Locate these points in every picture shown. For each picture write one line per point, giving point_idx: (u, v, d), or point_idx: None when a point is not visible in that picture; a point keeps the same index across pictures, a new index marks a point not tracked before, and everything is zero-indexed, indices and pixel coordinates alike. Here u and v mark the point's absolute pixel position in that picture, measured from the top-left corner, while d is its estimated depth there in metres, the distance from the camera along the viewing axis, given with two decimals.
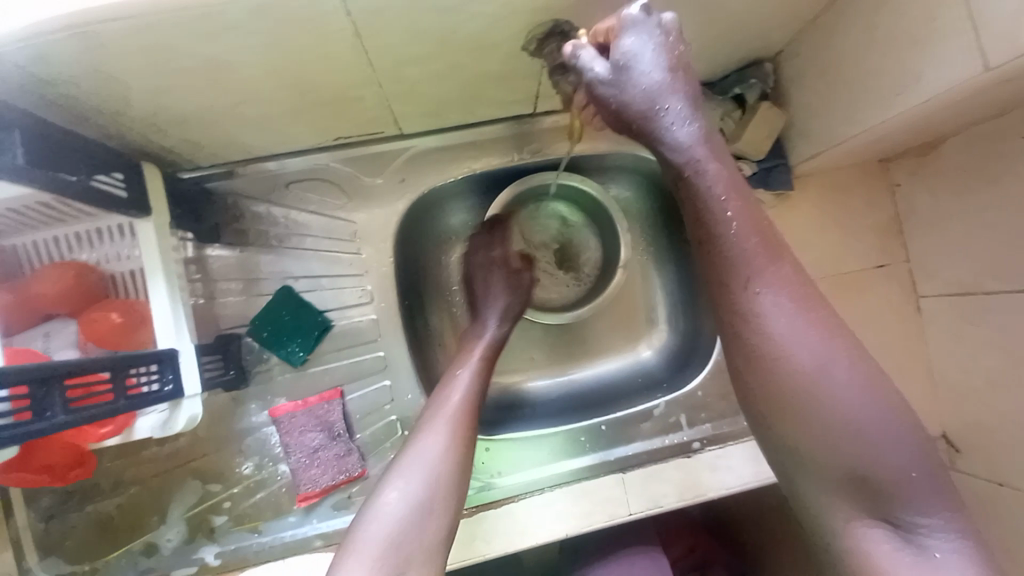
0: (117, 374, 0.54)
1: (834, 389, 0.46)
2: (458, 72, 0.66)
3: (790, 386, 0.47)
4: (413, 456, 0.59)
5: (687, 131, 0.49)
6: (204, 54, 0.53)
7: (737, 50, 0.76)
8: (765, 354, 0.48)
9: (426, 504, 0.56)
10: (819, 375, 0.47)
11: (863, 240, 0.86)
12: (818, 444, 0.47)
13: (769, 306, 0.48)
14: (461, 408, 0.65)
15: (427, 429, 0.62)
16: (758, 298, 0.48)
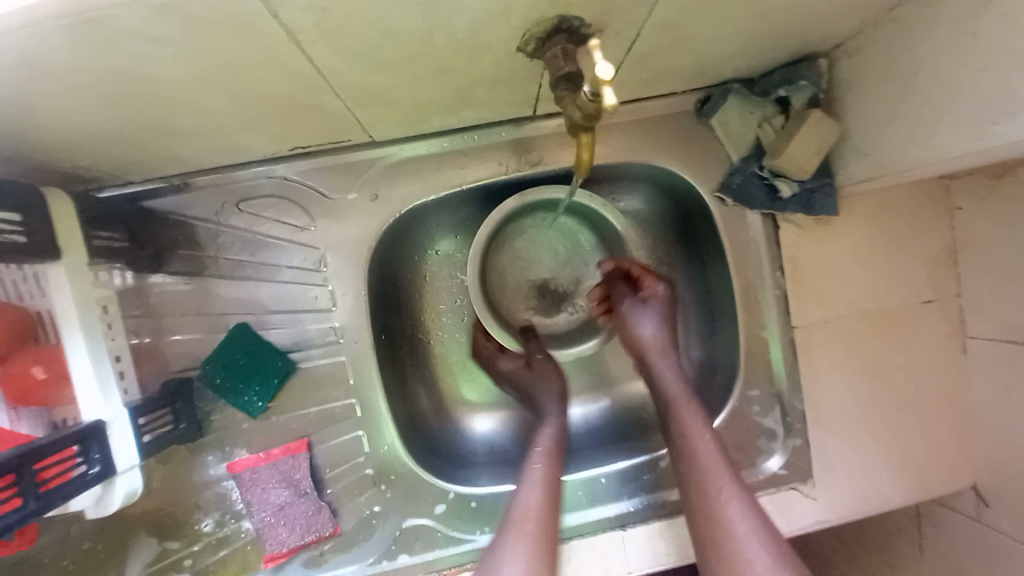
0: (24, 473, 0.46)
1: (738, 516, 0.56)
2: (442, 77, 0.52)
3: (732, 550, 0.54)
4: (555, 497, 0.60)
5: (671, 375, 0.68)
6: (95, 71, 0.39)
7: (789, 45, 0.62)
8: (688, 465, 0.60)
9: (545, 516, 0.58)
10: (741, 545, 0.54)
11: (912, 271, 0.73)
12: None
13: (728, 492, 0.57)
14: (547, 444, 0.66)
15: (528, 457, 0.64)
16: (723, 498, 0.57)
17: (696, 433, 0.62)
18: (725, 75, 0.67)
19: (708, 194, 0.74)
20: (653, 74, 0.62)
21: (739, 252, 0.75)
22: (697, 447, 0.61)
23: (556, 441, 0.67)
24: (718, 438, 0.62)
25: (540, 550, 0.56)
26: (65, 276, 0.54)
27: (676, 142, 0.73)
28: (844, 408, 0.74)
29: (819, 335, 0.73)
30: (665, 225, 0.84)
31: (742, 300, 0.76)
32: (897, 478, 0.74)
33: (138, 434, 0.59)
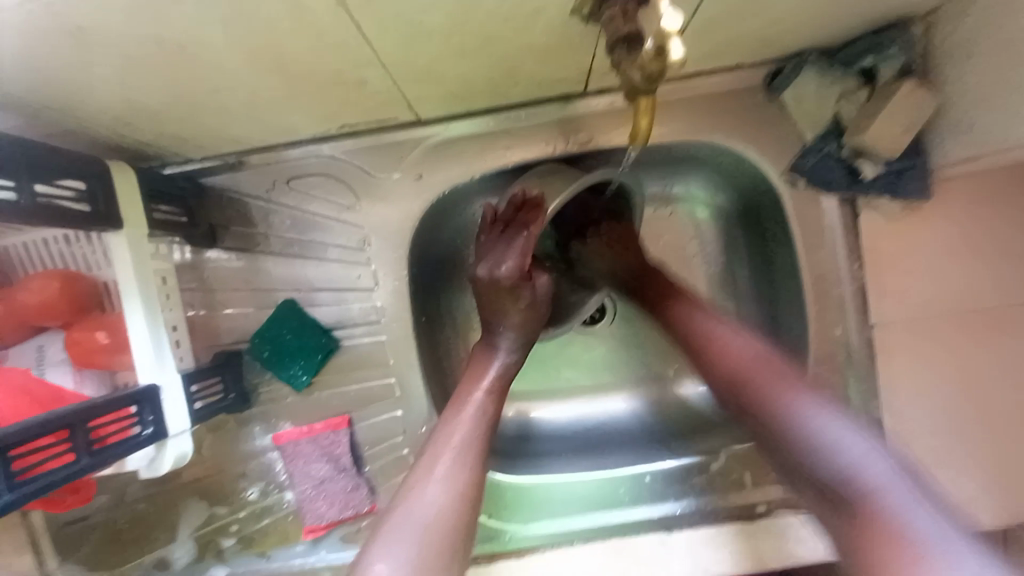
0: (77, 429, 0.48)
1: (871, 464, 0.55)
2: (490, 46, 0.49)
3: (835, 466, 0.56)
4: (418, 498, 0.54)
5: (740, 343, 0.67)
6: (153, 38, 0.40)
7: (880, 7, 0.55)
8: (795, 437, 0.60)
9: (449, 526, 0.53)
10: (864, 466, 0.55)
11: (1018, 268, 0.64)
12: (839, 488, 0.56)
13: (793, 402, 0.61)
14: (469, 439, 0.58)
15: (445, 450, 0.57)
16: (795, 411, 0.61)
17: (779, 387, 0.63)
18: (802, 43, 0.60)
19: (775, 174, 0.67)
20: (719, 43, 0.57)
21: (811, 243, 0.68)
22: (773, 397, 0.62)
23: (500, 378, 0.64)
24: (798, 390, 0.62)
25: (450, 514, 0.54)
26: (125, 247, 0.56)
27: (743, 120, 0.67)
28: (924, 419, 0.66)
29: (897, 337, 0.66)
30: (721, 211, 0.78)
31: (811, 295, 0.69)
32: (983, 499, 0.66)
33: (190, 402, 0.62)
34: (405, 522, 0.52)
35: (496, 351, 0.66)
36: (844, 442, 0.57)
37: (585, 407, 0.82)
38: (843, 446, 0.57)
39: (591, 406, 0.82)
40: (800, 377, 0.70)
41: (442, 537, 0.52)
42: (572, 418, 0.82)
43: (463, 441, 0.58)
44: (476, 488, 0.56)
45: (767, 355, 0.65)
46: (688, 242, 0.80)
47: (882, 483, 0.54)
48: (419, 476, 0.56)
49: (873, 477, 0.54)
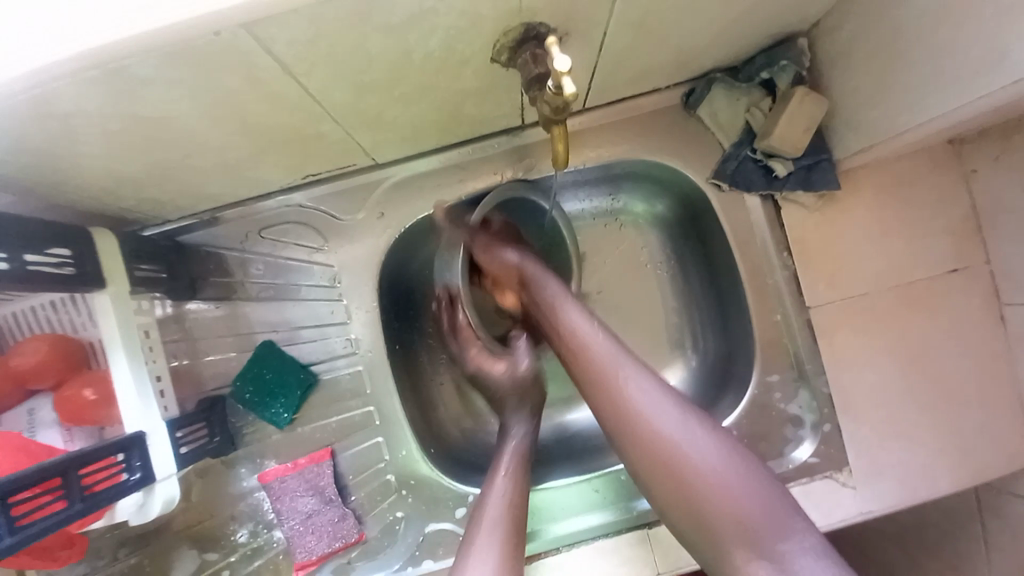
0: (71, 475, 0.51)
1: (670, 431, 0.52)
2: (428, 95, 0.56)
3: (644, 436, 0.53)
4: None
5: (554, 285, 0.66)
6: (127, 116, 0.46)
7: (766, 30, 0.63)
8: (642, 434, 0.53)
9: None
10: (687, 439, 0.52)
11: (932, 241, 0.70)
12: (656, 466, 0.52)
13: (629, 380, 0.55)
14: (501, 510, 0.57)
15: (480, 528, 0.56)
16: (621, 378, 0.55)
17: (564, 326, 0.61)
18: (707, 64, 0.68)
19: (703, 182, 0.74)
20: (633, 72, 0.64)
21: (743, 238, 0.74)
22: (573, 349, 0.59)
23: (519, 454, 0.64)
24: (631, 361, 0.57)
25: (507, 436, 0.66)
26: (109, 304, 0.61)
27: (667, 134, 0.74)
28: (874, 390, 0.71)
29: (839, 315, 0.71)
30: (665, 218, 0.84)
31: (750, 285, 0.74)
32: (942, 462, 0.69)
33: (175, 446, 0.64)
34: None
35: (512, 439, 0.66)
36: (664, 428, 0.53)
37: (558, 419, 0.85)
38: (698, 453, 0.51)
39: (564, 417, 0.86)
40: (756, 363, 0.75)
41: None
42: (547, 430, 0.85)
43: (493, 514, 0.57)
44: (519, 568, 0.53)
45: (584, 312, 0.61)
46: (641, 250, 0.87)
47: (708, 474, 0.50)
48: (461, 561, 0.53)
49: (672, 437, 0.52)
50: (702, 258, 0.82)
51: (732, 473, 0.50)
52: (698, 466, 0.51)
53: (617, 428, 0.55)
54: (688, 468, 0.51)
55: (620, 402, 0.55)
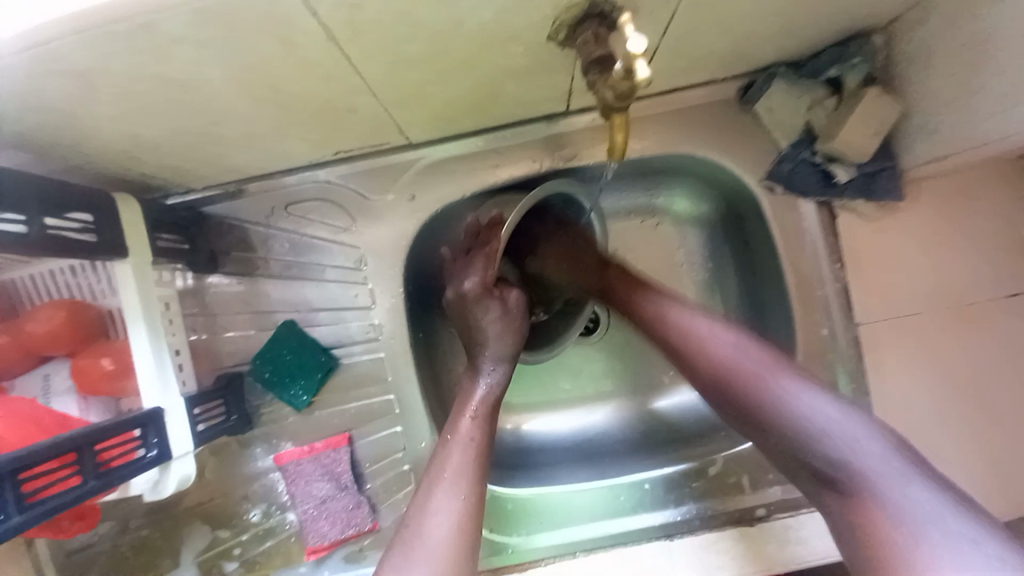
0: (85, 452, 0.49)
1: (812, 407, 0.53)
2: (474, 72, 0.53)
3: (798, 425, 0.53)
4: (417, 536, 0.51)
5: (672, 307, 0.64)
6: (159, 74, 0.43)
7: (840, 22, 0.58)
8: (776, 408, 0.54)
9: (452, 555, 0.50)
10: (842, 431, 0.51)
11: (994, 262, 0.66)
12: (798, 440, 0.53)
13: (777, 380, 0.56)
14: (464, 460, 0.57)
15: (437, 480, 0.55)
16: (758, 376, 0.57)
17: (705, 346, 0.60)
18: (770, 57, 0.64)
19: (753, 183, 0.70)
20: (692, 60, 0.60)
21: (793, 246, 0.69)
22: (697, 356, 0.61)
23: (488, 401, 0.63)
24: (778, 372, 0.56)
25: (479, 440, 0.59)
26: (130, 273, 0.58)
27: (719, 130, 0.70)
28: (917, 415, 0.67)
29: (886, 333, 0.67)
30: (706, 220, 0.81)
31: (797, 295, 0.69)
32: (982, 494, 0.66)
33: (192, 423, 0.63)
34: (411, 556, 0.50)
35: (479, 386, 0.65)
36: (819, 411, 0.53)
37: (577, 417, 0.84)
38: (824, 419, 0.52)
39: (583, 415, 0.84)
40: None
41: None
42: (566, 428, 0.84)
43: (455, 467, 0.56)
44: None
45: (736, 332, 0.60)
46: (676, 252, 0.83)
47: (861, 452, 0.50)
48: (416, 510, 0.54)
49: (866, 459, 0.49)
50: (742, 262, 0.79)
51: (893, 460, 0.48)
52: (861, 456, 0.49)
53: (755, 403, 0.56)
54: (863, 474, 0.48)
55: (780, 405, 0.55)
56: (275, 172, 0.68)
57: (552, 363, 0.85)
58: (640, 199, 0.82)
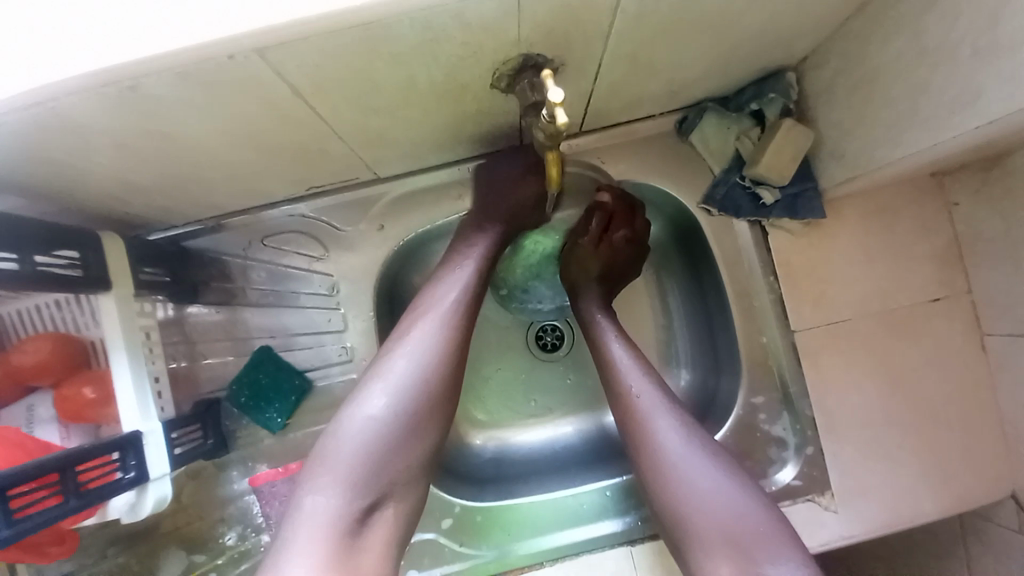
0: (67, 472, 0.53)
1: (714, 497, 0.58)
2: (430, 116, 0.59)
3: (683, 480, 0.60)
4: (402, 355, 0.59)
5: (623, 352, 0.70)
6: (147, 126, 0.48)
7: (756, 64, 0.65)
8: (673, 477, 0.60)
9: (432, 387, 0.58)
10: (681, 458, 0.61)
11: (915, 271, 0.72)
12: (689, 503, 0.59)
13: (647, 391, 0.66)
14: (451, 311, 0.63)
15: (427, 313, 0.62)
16: (640, 395, 0.65)
17: (650, 426, 0.63)
18: (700, 94, 0.71)
19: (692, 205, 0.77)
20: (630, 100, 0.67)
21: (731, 263, 0.77)
22: (658, 459, 0.62)
23: (456, 314, 0.63)
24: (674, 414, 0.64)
25: (443, 357, 0.60)
26: (113, 306, 0.62)
27: (661, 160, 0.77)
28: (855, 415, 0.72)
29: (823, 340, 0.73)
30: (658, 242, 0.87)
31: (737, 307, 0.77)
32: (922, 488, 0.71)
33: (169, 447, 0.65)
34: (397, 372, 0.58)
35: (614, 352, 0.70)
36: (699, 484, 0.59)
37: (538, 431, 0.88)
38: (698, 477, 0.60)
39: (543, 429, 0.88)
40: (741, 383, 0.77)
41: (412, 420, 0.56)
42: (525, 441, 0.88)
43: (447, 305, 0.63)
44: (351, 527, 0.52)
45: (658, 394, 0.66)
46: None
47: (720, 506, 0.58)
48: (407, 333, 0.61)
49: (680, 466, 0.60)
50: (687, 278, 0.86)
51: (718, 481, 0.59)
52: (699, 492, 0.59)
53: (658, 479, 0.61)
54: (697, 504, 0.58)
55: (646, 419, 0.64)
56: (259, 206, 0.73)
57: (520, 382, 0.89)
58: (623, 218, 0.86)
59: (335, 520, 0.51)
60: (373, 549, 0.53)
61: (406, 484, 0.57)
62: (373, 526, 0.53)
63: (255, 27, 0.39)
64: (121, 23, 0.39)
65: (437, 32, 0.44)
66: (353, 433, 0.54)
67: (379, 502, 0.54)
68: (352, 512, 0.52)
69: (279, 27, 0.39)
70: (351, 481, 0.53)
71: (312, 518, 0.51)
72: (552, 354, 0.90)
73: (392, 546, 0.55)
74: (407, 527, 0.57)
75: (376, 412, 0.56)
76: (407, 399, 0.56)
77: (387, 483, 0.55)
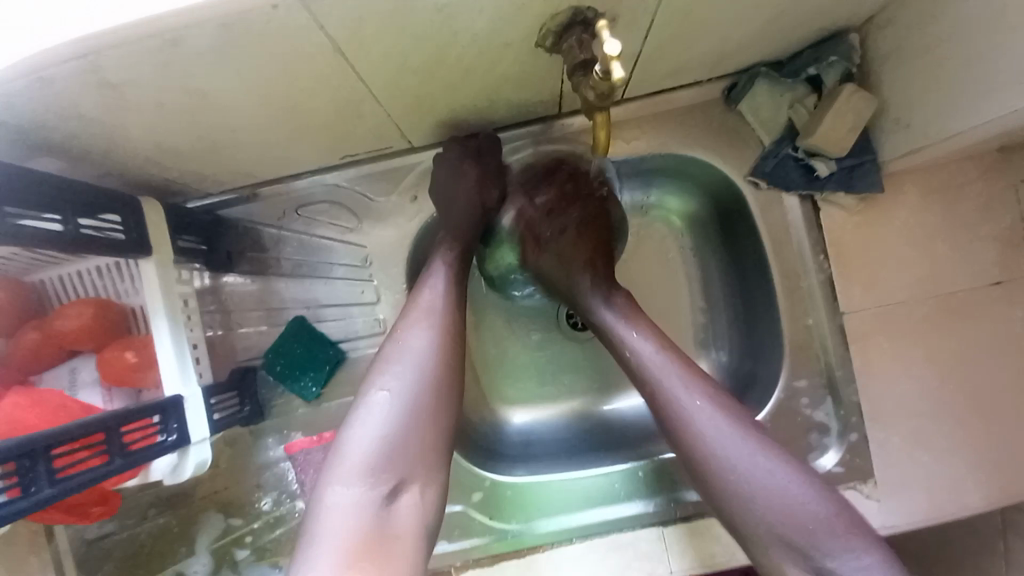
0: (111, 432, 0.54)
1: (769, 487, 0.55)
2: (470, 79, 0.57)
3: (729, 474, 0.56)
4: (401, 348, 0.61)
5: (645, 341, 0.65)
6: (187, 84, 0.47)
7: (815, 24, 0.61)
8: (723, 472, 0.57)
9: (434, 371, 0.59)
10: (725, 450, 0.57)
11: (979, 251, 0.67)
12: (742, 498, 0.55)
13: (672, 382, 0.61)
14: (439, 301, 0.64)
15: (416, 307, 0.64)
16: (664, 384, 0.62)
17: (679, 409, 0.60)
18: (752, 59, 0.67)
19: (740, 177, 0.73)
20: (678, 63, 0.63)
21: (778, 240, 0.73)
22: (707, 459, 0.58)
23: (448, 304, 0.64)
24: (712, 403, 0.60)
25: (440, 343, 0.61)
26: (153, 270, 0.62)
27: (705, 130, 0.73)
28: (904, 402, 0.69)
29: (873, 322, 0.69)
30: (697, 219, 0.83)
31: (782, 286, 0.73)
32: (974, 480, 0.68)
33: (208, 412, 0.67)
34: (399, 362, 0.59)
35: (642, 349, 0.64)
36: (748, 473, 0.56)
37: (568, 410, 0.87)
38: (750, 468, 0.56)
39: (574, 409, 0.87)
40: (783, 365, 0.74)
41: (418, 406, 0.57)
42: (554, 420, 0.87)
43: (430, 301, 0.64)
44: (382, 512, 0.53)
45: (687, 381, 0.61)
46: (671, 248, 0.85)
47: (789, 498, 0.54)
48: (401, 328, 0.63)
49: (719, 459, 0.57)
50: (724, 255, 0.83)
51: (772, 472, 0.56)
52: (758, 486, 0.55)
53: (711, 474, 0.57)
54: (768, 495, 0.55)
55: (673, 409, 0.61)
56: (294, 175, 0.73)
57: (552, 360, 0.88)
58: (655, 194, 0.83)
59: (361, 511, 0.52)
60: (408, 532, 0.53)
61: (429, 468, 0.56)
62: (402, 509, 0.54)
63: None
64: None
65: None
66: (365, 426, 0.56)
67: (405, 485, 0.55)
68: (372, 500, 0.53)
69: None
70: (367, 471, 0.54)
71: (333, 512, 0.52)
72: (583, 333, 0.88)
73: (425, 530, 0.54)
74: (437, 511, 0.57)
75: (382, 402, 0.57)
76: (407, 388, 0.58)
77: (409, 466, 0.55)
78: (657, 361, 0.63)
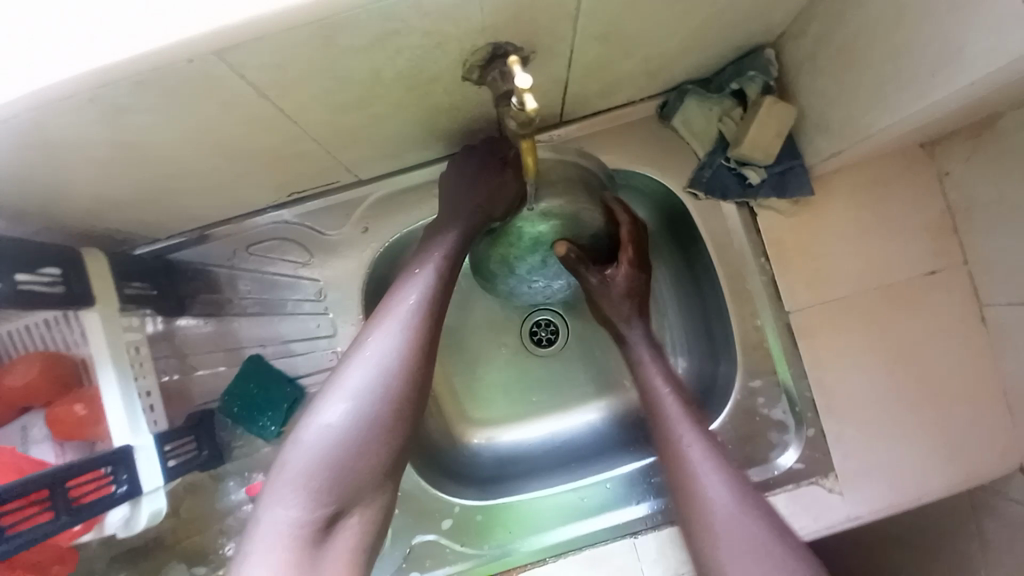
0: (59, 488, 0.53)
1: (743, 516, 0.59)
2: (404, 112, 0.58)
3: (710, 504, 0.61)
4: (362, 359, 0.59)
5: (660, 381, 0.73)
6: (120, 138, 0.48)
7: (732, 41, 0.64)
8: (705, 500, 0.62)
9: (396, 386, 0.58)
10: (707, 480, 0.63)
11: (910, 243, 0.70)
12: (722, 530, 0.59)
13: (681, 423, 0.68)
14: (416, 308, 0.62)
15: (390, 313, 0.62)
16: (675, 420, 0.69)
17: (677, 441, 0.67)
18: (680, 76, 0.70)
19: (679, 189, 0.76)
20: (608, 84, 0.66)
21: (720, 245, 0.76)
22: (681, 482, 0.65)
23: (420, 316, 0.62)
24: (707, 439, 0.66)
25: (405, 358, 0.59)
26: (97, 321, 0.61)
27: (644, 147, 0.76)
28: (855, 394, 0.71)
29: (817, 318, 0.71)
30: (645, 229, 0.86)
31: (730, 289, 0.76)
32: (928, 465, 0.69)
33: (162, 460, 0.65)
34: (357, 377, 0.58)
35: (654, 384, 0.73)
36: (723, 505, 0.60)
37: (535, 428, 0.87)
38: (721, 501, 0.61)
39: (541, 427, 0.87)
40: (738, 367, 0.76)
41: (372, 426, 0.56)
42: (521, 440, 0.87)
43: (407, 308, 0.62)
44: (319, 537, 0.52)
45: (691, 416, 0.69)
46: None
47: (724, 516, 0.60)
48: (368, 337, 0.61)
49: (707, 485, 0.62)
50: (673, 264, 0.85)
51: (750, 503, 0.60)
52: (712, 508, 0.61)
53: (689, 506, 0.62)
54: (717, 521, 0.60)
55: (674, 442, 0.67)
56: (247, 215, 0.73)
57: (517, 378, 0.88)
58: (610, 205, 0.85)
59: (297, 532, 0.51)
60: (340, 558, 0.52)
61: (372, 490, 0.56)
62: (341, 532, 0.53)
63: (210, 29, 0.39)
64: (83, 34, 0.39)
65: (399, 21, 0.43)
66: (313, 442, 0.55)
67: (346, 508, 0.54)
68: (310, 522, 0.52)
69: (235, 24, 0.39)
70: (309, 490, 0.53)
71: (270, 530, 0.51)
72: (549, 349, 0.89)
73: (360, 557, 0.54)
74: (376, 536, 0.56)
75: (334, 419, 0.56)
76: (363, 407, 0.56)
77: (351, 489, 0.55)
78: (668, 396, 0.71)
